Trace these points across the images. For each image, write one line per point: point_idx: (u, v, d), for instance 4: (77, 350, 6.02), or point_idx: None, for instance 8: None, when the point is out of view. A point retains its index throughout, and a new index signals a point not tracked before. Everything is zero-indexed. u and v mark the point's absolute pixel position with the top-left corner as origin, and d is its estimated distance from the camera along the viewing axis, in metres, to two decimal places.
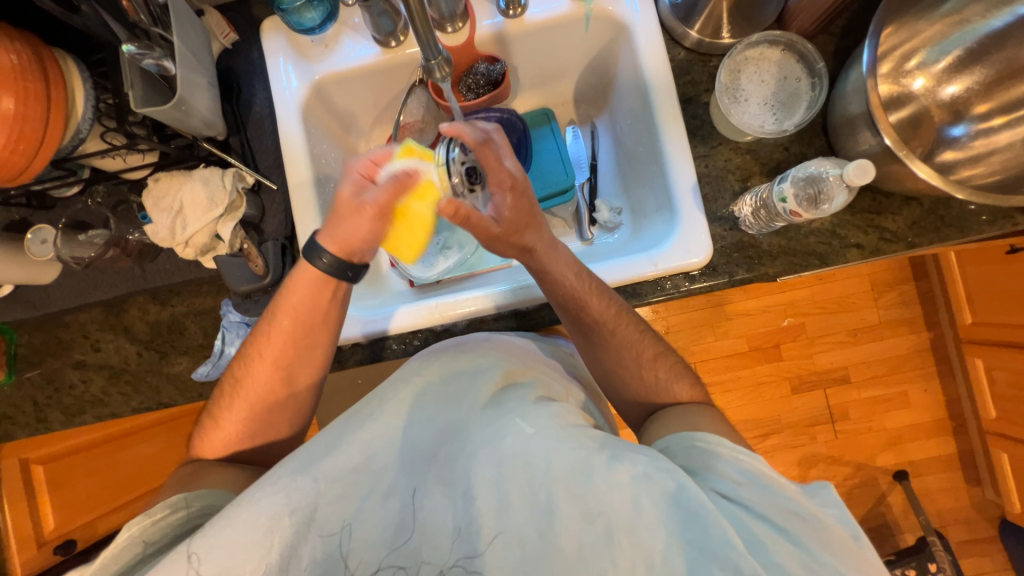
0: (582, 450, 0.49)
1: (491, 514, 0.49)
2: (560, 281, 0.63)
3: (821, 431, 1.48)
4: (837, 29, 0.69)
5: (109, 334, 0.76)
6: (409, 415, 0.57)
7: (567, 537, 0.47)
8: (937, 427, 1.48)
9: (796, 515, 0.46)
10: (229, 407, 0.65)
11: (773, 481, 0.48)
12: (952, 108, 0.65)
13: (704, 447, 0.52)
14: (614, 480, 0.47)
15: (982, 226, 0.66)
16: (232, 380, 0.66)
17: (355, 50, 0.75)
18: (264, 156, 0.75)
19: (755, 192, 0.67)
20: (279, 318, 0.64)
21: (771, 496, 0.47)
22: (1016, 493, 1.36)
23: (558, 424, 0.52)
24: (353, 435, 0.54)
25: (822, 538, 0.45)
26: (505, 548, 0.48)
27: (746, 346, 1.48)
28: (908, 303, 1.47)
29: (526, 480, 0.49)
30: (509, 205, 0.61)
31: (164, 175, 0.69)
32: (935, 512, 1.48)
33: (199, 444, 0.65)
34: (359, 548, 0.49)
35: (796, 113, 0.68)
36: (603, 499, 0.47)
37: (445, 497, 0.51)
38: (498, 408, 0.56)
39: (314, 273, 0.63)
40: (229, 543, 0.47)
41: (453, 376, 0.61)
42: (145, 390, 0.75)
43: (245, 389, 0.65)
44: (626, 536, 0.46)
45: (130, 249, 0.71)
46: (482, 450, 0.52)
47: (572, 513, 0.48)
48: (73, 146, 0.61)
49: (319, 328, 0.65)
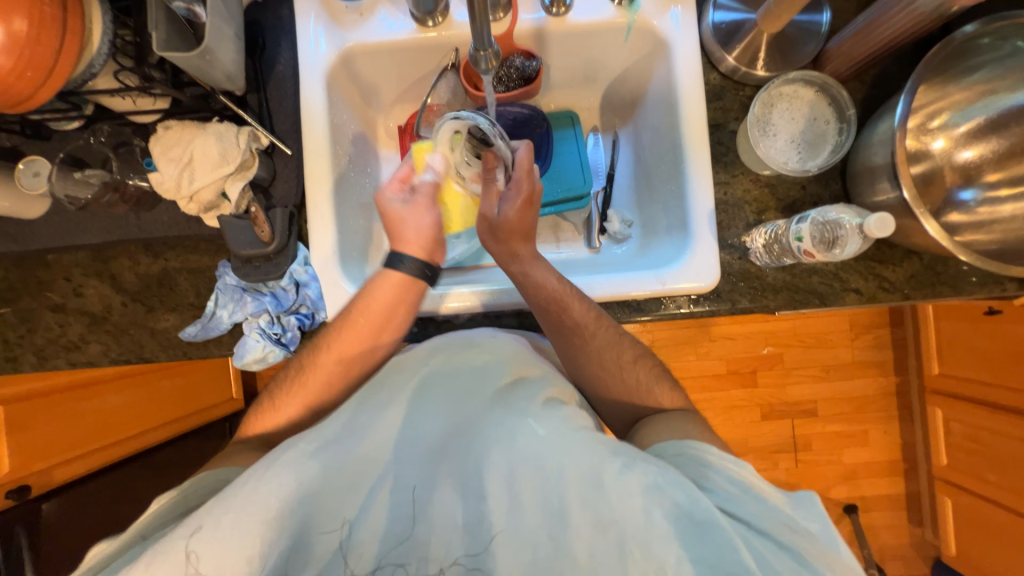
0: (594, 457, 0.49)
1: (503, 513, 0.50)
2: (542, 284, 0.65)
3: (784, 458, 1.53)
4: (868, 78, 0.71)
5: (94, 280, 0.73)
6: (416, 409, 0.58)
7: (579, 545, 0.47)
8: (891, 468, 1.56)
9: (794, 530, 0.45)
10: (287, 395, 0.67)
11: (763, 492, 0.48)
12: (964, 172, 0.67)
13: (694, 454, 0.52)
14: (626, 489, 0.47)
15: (973, 287, 0.69)
16: (297, 367, 0.67)
17: (389, 23, 0.73)
18: (282, 118, 0.73)
19: (771, 226, 0.69)
20: (352, 317, 0.65)
21: (768, 509, 0.47)
22: (953, 537, 1.44)
23: (571, 429, 0.52)
24: (366, 424, 0.56)
25: (826, 559, 0.44)
26: (514, 548, 0.48)
27: (725, 369, 1.52)
28: (882, 347, 1.53)
29: (537, 481, 0.50)
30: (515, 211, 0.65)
31: (175, 124, 0.66)
32: (877, 546, 1.56)
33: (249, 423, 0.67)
34: (364, 542, 0.50)
35: (820, 154, 0.69)
36: (616, 507, 0.47)
37: (455, 492, 0.52)
38: (510, 406, 0.56)
39: (398, 278, 0.66)
40: (233, 527, 0.46)
41: (462, 370, 0.61)
42: (126, 343, 0.73)
43: (294, 383, 0.67)
44: (639, 547, 0.45)
45: (128, 195, 0.68)
46: (494, 449, 0.53)
47: (584, 522, 0.47)
48: (83, 80, 0.57)
49: (382, 329, 0.66)
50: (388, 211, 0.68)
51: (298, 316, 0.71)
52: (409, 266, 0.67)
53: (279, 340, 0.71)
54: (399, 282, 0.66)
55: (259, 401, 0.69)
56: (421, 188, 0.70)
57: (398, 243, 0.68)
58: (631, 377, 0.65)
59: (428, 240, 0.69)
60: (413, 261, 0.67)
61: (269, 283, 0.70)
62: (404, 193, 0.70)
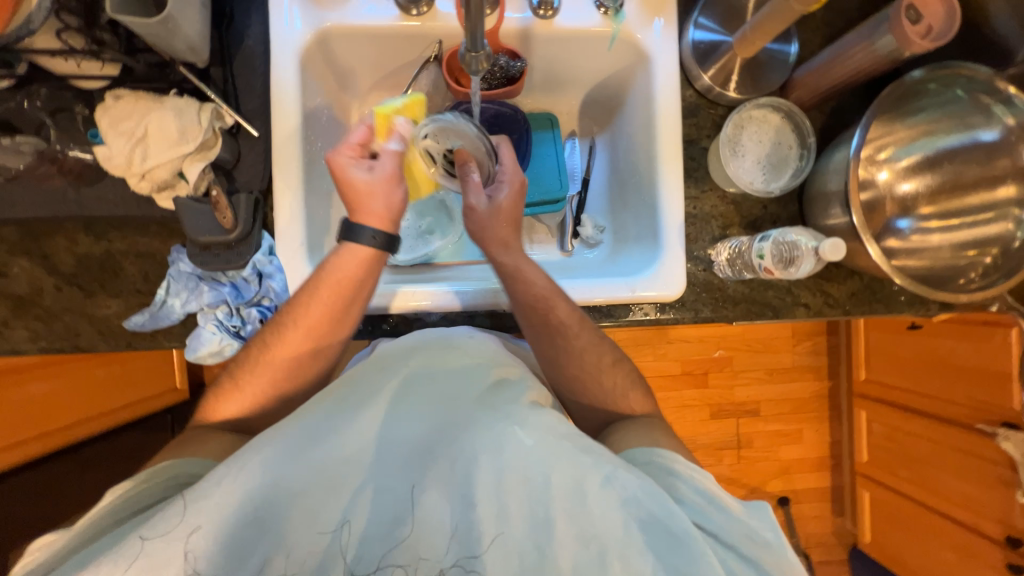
0: (577, 468, 0.50)
1: (491, 520, 0.49)
2: (531, 283, 0.65)
3: (728, 455, 1.64)
4: (827, 109, 0.76)
5: (22, 259, 0.66)
6: (396, 411, 0.56)
7: (564, 555, 0.48)
8: (820, 463, 1.70)
9: (754, 540, 0.49)
10: (250, 372, 0.62)
11: (725, 501, 0.51)
12: (902, 204, 0.73)
13: (661, 463, 0.54)
14: (607, 502, 0.48)
15: (903, 306, 0.77)
16: (260, 345, 0.63)
17: (370, 7, 0.70)
18: (249, 97, 0.68)
19: (735, 241, 0.73)
20: (320, 290, 0.61)
21: (731, 518, 0.50)
22: (868, 525, 1.60)
23: (558, 440, 0.51)
24: (343, 424, 0.54)
25: (779, 565, 0.48)
26: (503, 555, 0.48)
27: (680, 370, 1.60)
28: (818, 353, 1.66)
29: (525, 489, 0.50)
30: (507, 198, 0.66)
31: (127, 94, 0.61)
32: (804, 535, 1.71)
33: (210, 409, 0.62)
34: (354, 545, 0.48)
35: (782, 177, 0.74)
36: (597, 522, 0.48)
37: (444, 498, 0.51)
38: (494, 411, 0.55)
39: (364, 253, 0.62)
40: (209, 524, 0.45)
41: (441, 374, 0.60)
42: (59, 329, 0.66)
43: (253, 363, 0.62)
44: (618, 559, 0.47)
45: (68, 167, 0.63)
46: (484, 455, 0.52)
47: (569, 532, 0.49)
48: (19, 36, 0.51)
49: (348, 297, 0.63)
50: (353, 185, 0.62)
51: (259, 309, 0.68)
52: (376, 240, 0.63)
53: (238, 333, 0.68)
54: (366, 256, 0.63)
55: (219, 382, 0.64)
56: (384, 163, 0.64)
57: (360, 214, 0.63)
58: (597, 380, 0.67)
59: (398, 214, 0.65)
60: (380, 234, 0.63)
61: (229, 272, 0.66)
62: (365, 160, 0.63)
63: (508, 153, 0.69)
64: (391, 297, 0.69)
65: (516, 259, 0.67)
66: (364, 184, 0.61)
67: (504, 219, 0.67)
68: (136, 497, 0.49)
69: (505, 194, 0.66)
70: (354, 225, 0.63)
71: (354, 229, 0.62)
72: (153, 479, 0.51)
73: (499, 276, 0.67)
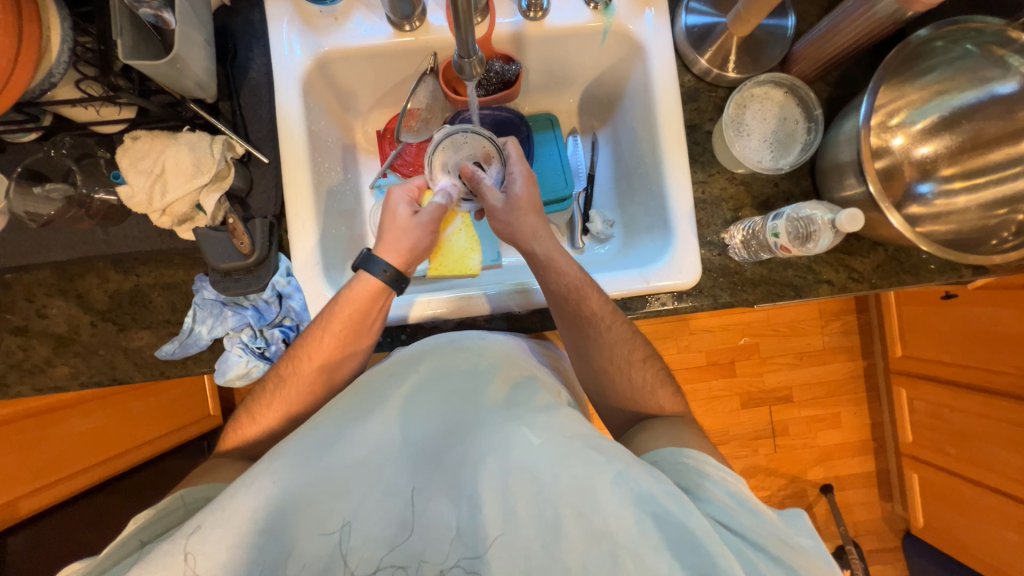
0: (589, 466, 0.49)
1: (496, 521, 0.48)
2: (564, 273, 0.66)
3: (763, 444, 1.59)
4: (831, 79, 0.74)
5: (59, 300, 0.69)
6: (407, 414, 0.56)
7: (572, 555, 0.46)
8: (862, 447, 1.63)
9: (788, 544, 0.47)
10: (268, 404, 0.64)
11: (758, 506, 0.50)
12: (921, 168, 0.71)
13: (692, 465, 0.54)
14: (619, 499, 0.47)
15: (932, 274, 0.73)
16: (276, 378, 0.65)
17: (364, 28, 0.72)
18: (257, 126, 0.71)
19: (748, 223, 0.71)
20: (331, 324, 0.64)
21: (760, 521, 0.48)
22: (920, 509, 1.52)
23: (566, 438, 0.52)
24: (354, 429, 0.54)
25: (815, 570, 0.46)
26: (508, 556, 0.47)
27: (705, 361, 1.56)
28: (850, 333, 1.60)
29: (531, 489, 0.49)
30: (520, 184, 0.70)
31: (144, 134, 0.63)
32: (852, 523, 1.64)
33: (230, 436, 0.64)
34: (359, 547, 0.48)
35: (791, 153, 0.72)
36: (608, 519, 0.46)
37: (451, 501, 0.51)
38: (504, 413, 0.55)
39: (374, 285, 0.65)
40: (220, 538, 0.45)
41: (452, 374, 0.60)
42: (97, 364, 0.69)
43: (269, 397, 0.64)
44: (630, 558, 0.45)
45: (94, 210, 0.65)
46: (490, 457, 0.51)
47: (578, 532, 0.47)
48: (42, 90, 0.54)
49: (359, 326, 0.65)
50: (393, 219, 0.69)
51: (282, 329, 0.71)
52: (388, 274, 0.66)
53: (262, 354, 0.70)
54: (374, 288, 0.65)
55: (236, 413, 0.66)
56: (426, 212, 0.69)
57: (383, 249, 0.67)
58: (617, 373, 0.67)
59: (418, 255, 0.69)
60: (392, 269, 0.66)
61: (250, 296, 0.68)
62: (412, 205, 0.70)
63: (516, 150, 0.72)
64: (408, 307, 0.70)
65: (548, 250, 0.68)
66: (404, 222, 0.68)
67: (524, 208, 0.69)
68: (158, 522, 0.50)
69: (517, 181, 0.70)
70: (372, 257, 0.66)
71: (371, 259, 0.66)
72: (175, 503, 0.53)
73: (533, 264, 0.68)
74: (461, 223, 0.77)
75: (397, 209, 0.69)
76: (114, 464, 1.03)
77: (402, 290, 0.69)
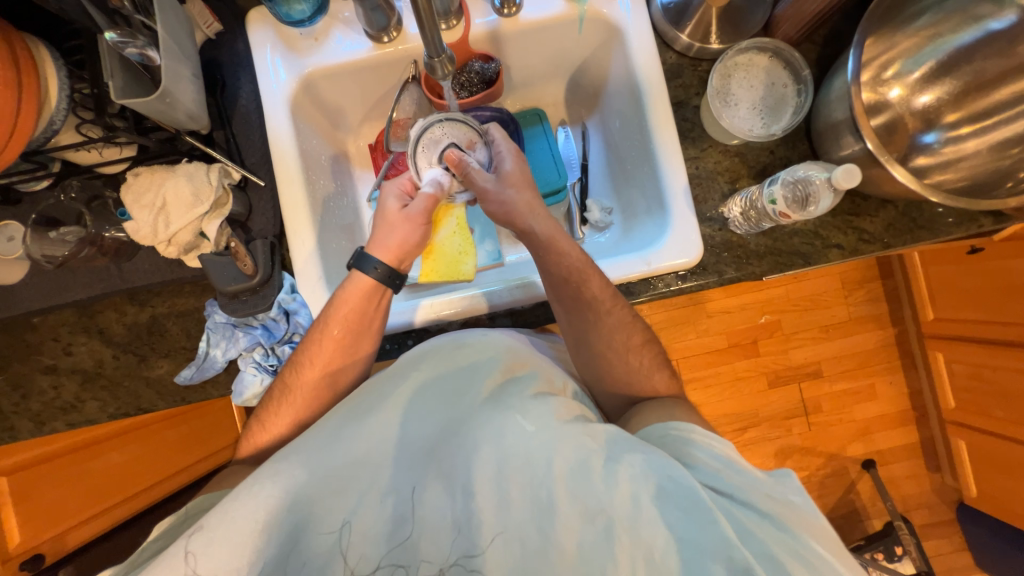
0: (582, 449, 0.50)
1: (492, 511, 0.50)
2: (564, 255, 0.66)
3: (796, 423, 1.54)
4: (819, 38, 0.72)
5: (82, 337, 0.73)
6: (406, 412, 0.56)
7: (567, 534, 0.49)
8: (901, 418, 1.57)
9: (773, 498, 0.49)
10: (276, 411, 0.66)
11: (745, 467, 0.51)
12: (924, 117, 0.68)
13: (678, 435, 0.55)
14: (614, 480, 0.49)
15: (950, 227, 0.70)
16: (282, 386, 0.67)
17: (344, 44, 0.73)
18: (251, 151, 0.73)
19: (745, 194, 0.70)
20: (330, 327, 0.66)
21: (748, 480, 0.50)
22: (972, 478, 1.44)
23: (558, 424, 0.52)
24: (353, 429, 0.55)
25: (807, 524, 0.47)
26: (505, 545, 0.49)
27: (725, 342, 1.53)
28: (876, 300, 1.54)
29: (526, 475, 0.50)
30: (511, 161, 0.72)
31: (144, 170, 0.66)
32: (900, 498, 1.57)
33: (246, 445, 0.66)
34: (359, 545, 0.51)
35: (783, 117, 0.71)
36: (603, 498, 0.48)
37: (447, 493, 0.52)
38: (498, 403, 0.55)
39: (367, 283, 0.66)
40: (226, 539, 0.48)
41: (448, 372, 0.59)
42: (122, 395, 0.72)
43: (275, 413, 0.66)
44: (626, 531, 0.48)
45: (106, 247, 0.68)
46: (484, 446, 0.52)
47: (573, 512, 0.49)
48: (45, 138, 0.57)
49: (356, 324, 0.66)
50: (385, 214, 0.69)
51: (292, 344, 0.73)
52: (380, 272, 0.67)
53: (276, 371, 0.73)
54: (368, 286, 0.66)
55: (249, 424, 0.68)
56: (417, 203, 0.68)
57: (376, 247, 0.68)
58: (623, 358, 0.66)
59: (410, 252, 0.69)
60: (383, 266, 0.67)
61: (258, 316, 0.70)
62: (406, 201, 0.71)
63: (500, 134, 0.73)
64: (415, 312, 0.70)
65: (548, 229, 0.68)
66: (393, 215, 0.68)
67: (517, 184, 0.70)
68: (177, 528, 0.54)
69: (507, 158, 0.71)
70: (364, 256, 0.67)
71: (365, 258, 0.67)
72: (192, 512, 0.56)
73: (533, 245, 0.68)
74: (455, 224, 0.75)
75: (388, 202, 0.70)
76: (148, 495, 1.04)
77: (399, 290, 0.70)
